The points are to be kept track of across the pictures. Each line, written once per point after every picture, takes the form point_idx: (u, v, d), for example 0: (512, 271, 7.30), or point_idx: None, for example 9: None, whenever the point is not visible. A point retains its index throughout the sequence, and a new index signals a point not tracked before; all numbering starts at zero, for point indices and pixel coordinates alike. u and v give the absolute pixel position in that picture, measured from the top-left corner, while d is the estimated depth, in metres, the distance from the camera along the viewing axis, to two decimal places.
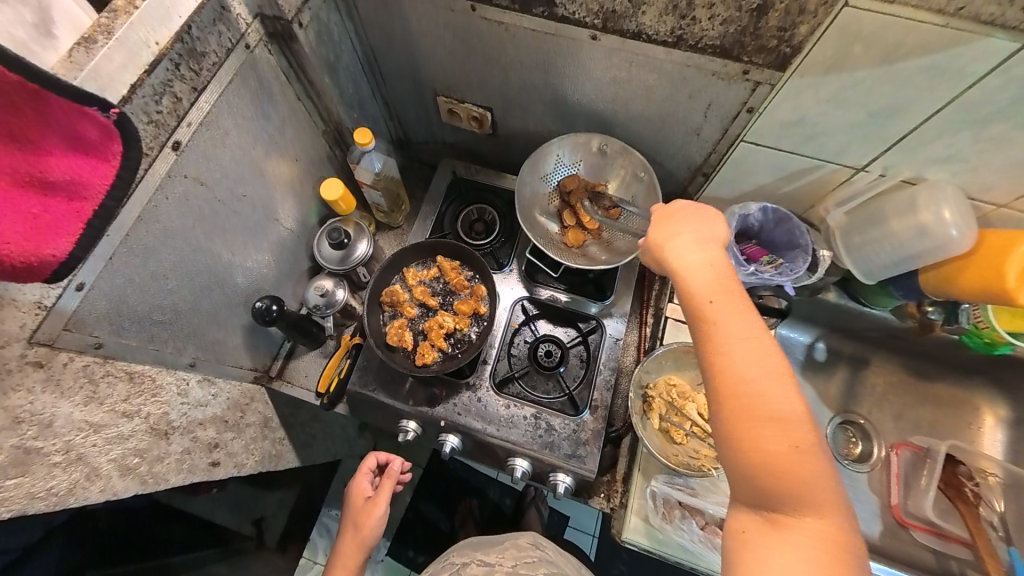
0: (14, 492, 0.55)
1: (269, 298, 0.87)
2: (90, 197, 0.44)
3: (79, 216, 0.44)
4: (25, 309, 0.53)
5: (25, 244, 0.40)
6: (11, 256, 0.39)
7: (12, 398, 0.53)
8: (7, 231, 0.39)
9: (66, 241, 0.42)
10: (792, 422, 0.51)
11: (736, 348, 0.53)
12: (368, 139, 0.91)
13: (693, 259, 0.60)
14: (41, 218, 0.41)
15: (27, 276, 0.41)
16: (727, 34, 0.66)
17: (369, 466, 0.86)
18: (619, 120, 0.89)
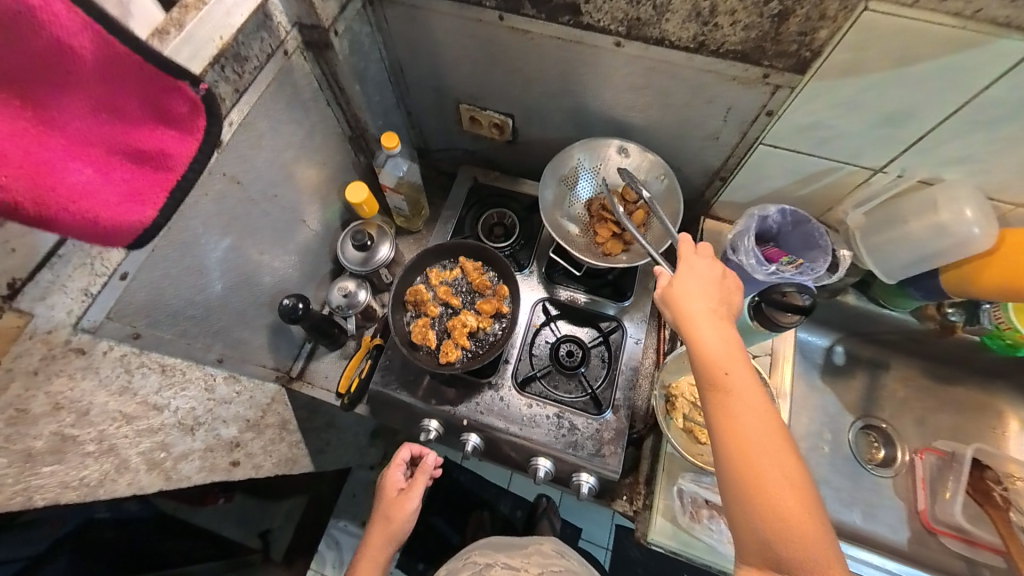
0: (50, 480, 0.55)
1: (295, 297, 0.88)
2: (175, 168, 0.46)
3: (163, 185, 0.45)
4: (72, 296, 0.55)
5: (116, 209, 0.41)
6: (104, 222, 0.41)
7: (53, 384, 0.54)
8: (103, 196, 0.40)
9: (150, 208, 0.44)
10: (795, 484, 0.52)
11: (743, 412, 0.55)
12: (395, 143, 0.93)
13: (705, 326, 0.60)
14: (132, 186, 0.43)
15: (113, 242, 0.43)
16: (748, 39, 0.69)
17: (401, 458, 0.85)
18: (640, 126, 0.91)
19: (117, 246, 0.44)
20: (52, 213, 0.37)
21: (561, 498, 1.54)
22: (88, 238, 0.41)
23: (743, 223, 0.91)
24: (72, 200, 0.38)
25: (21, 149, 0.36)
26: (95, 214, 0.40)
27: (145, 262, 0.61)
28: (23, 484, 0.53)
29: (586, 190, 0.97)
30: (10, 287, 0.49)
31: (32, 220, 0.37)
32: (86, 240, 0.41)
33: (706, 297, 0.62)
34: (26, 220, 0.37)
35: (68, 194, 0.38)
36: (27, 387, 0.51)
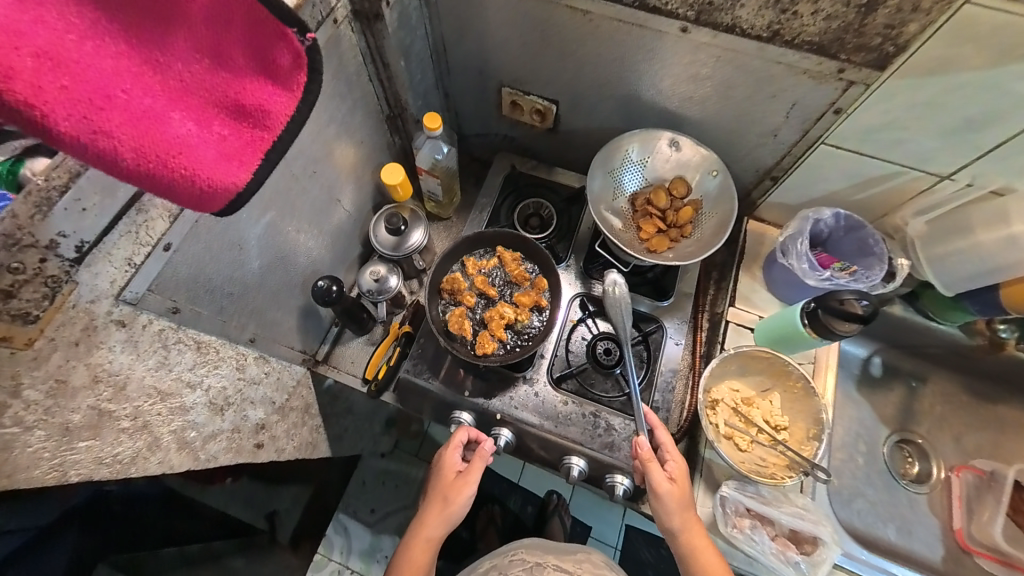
0: (85, 455, 0.53)
1: (329, 279, 0.85)
2: (271, 128, 0.44)
3: (259, 146, 0.43)
4: (116, 265, 0.52)
5: (213, 167, 0.39)
6: (198, 180, 0.38)
7: (93, 356, 0.51)
8: (200, 152, 0.38)
9: (244, 169, 0.42)
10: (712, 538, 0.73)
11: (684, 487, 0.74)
12: (437, 124, 0.89)
13: (682, 483, 0.73)
14: (229, 145, 0.41)
15: (206, 205, 0.40)
16: (828, 30, 0.65)
17: (459, 441, 0.82)
18: (695, 119, 0.87)
19: (209, 210, 0.41)
20: (150, 166, 0.35)
21: (573, 496, 1.53)
22: (180, 199, 0.39)
23: (794, 226, 0.88)
24: (169, 153, 0.36)
25: (132, 95, 0.35)
26: (191, 171, 0.38)
27: (190, 233, 0.58)
28: (60, 459, 0.51)
29: (632, 183, 0.94)
30: (78, 251, 0.48)
31: (127, 175, 0.35)
32: (177, 200, 0.39)
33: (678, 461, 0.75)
34: (124, 174, 0.35)
35: (167, 147, 0.36)
36: (68, 359, 0.49)
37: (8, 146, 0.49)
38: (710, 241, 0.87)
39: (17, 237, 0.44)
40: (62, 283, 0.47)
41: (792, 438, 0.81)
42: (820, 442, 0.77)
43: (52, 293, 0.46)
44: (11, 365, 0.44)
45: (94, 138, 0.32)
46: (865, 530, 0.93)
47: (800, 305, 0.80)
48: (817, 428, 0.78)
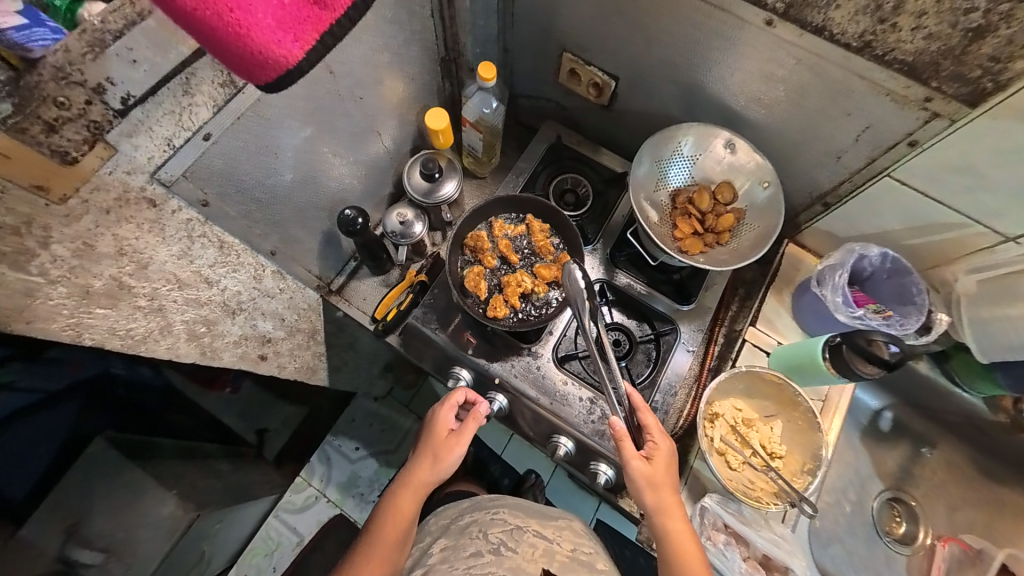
0: (98, 322, 0.56)
1: (357, 210, 0.85)
2: (334, 9, 0.40)
3: (318, 24, 0.40)
4: (156, 142, 0.53)
5: (267, 34, 0.38)
6: (250, 42, 0.38)
7: (122, 228, 0.53)
8: (257, 13, 0.37)
9: (298, 46, 0.40)
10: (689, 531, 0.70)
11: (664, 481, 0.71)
12: (491, 76, 0.86)
13: (665, 467, 0.72)
14: (287, 13, 0.38)
15: (254, 75, 0.40)
16: (925, 52, 0.60)
17: (456, 401, 0.84)
18: (757, 123, 0.82)
19: (257, 81, 0.41)
20: (205, 13, 0.36)
21: (551, 478, 1.55)
22: (231, 61, 0.40)
23: (836, 256, 0.84)
24: (225, 5, 0.36)
25: None
26: (244, 30, 0.37)
27: (231, 128, 0.58)
28: (77, 318, 0.53)
29: (678, 178, 0.90)
30: (122, 103, 0.50)
31: (185, 16, 0.36)
32: (228, 61, 0.40)
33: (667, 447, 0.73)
34: (182, 15, 0.36)
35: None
36: (97, 224, 0.50)
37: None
38: (748, 253, 0.84)
39: (67, 72, 0.46)
40: (101, 130, 0.49)
41: (786, 468, 0.79)
42: (814, 478, 0.76)
43: (91, 139, 0.48)
44: (44, 216, 0.46)
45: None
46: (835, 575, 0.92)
47: (825, 337, 0.77)
48: (813, 463, 0.77)
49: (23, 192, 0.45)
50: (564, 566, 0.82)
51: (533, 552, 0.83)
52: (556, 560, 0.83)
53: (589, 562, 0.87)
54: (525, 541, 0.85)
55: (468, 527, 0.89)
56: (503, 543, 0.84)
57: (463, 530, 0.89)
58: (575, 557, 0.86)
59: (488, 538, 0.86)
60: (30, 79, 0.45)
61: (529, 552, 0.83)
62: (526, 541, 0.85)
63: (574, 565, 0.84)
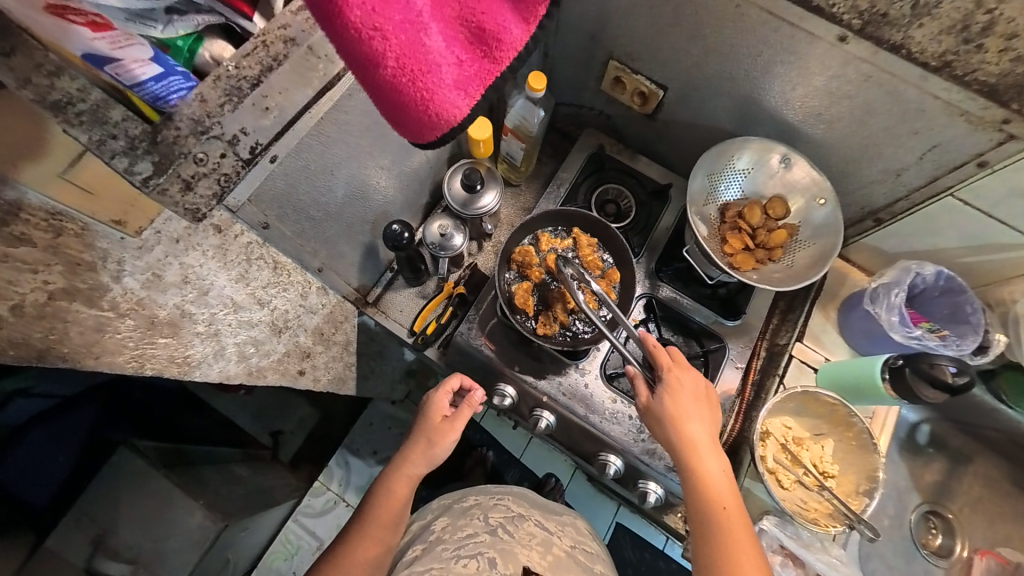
0: (162, 352, 0.55)
1: (403, 224, 0.84)
2: (500, 61, 0.42)
3: (485, 79, 0.42)
4: (228, 169, 0.50)
5: (447, 94, 0.39)
6: (432, 104, 0.39)
7: (187, 256, 0.58)
8: (442, 73, 0.38)
9: (467, 102, 0.41)
10: (722, 482, 0.66)
11: (692, 427, 0.68)
12: (542, 86, 0.84)
13: (688, 402, 0.69)
14: (463, 72, 0.41)
15: (425, 134, 0.41)
16: (1009, 74, 0.57)
17: (452, 386, 0.83)
18: (814, 138, 0.80)
19: (422, 140, 0.42)
20: (402, 79, 0.37)
21: (570, 482, 1.43)
22: (406, 123, 0.40)
23: (892, 275, 0.84)
24: (421, 69, 0.37)
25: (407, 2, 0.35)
26: (430, 93, 0.38)
27: (296, 148, 0.57)
28: (141, 350, 0.53)
29: (730, 192, 0.89)
30: (250, 152, 0.51)
31: (380, 83, 0.37)
32: (404, 123, 0.40)
33: (693, 384, 0.71)
34: (379, 82, 0.37)
35: (420, 62, 0.37)
36: (167, 252, 0.56)
37: (192, 19, 0.48)
38: (803, 271, 0.84)
39: (206, 125, 0.46)
40: (230, 183, 0.51)
41: (838, 488, 0.80)
42: (871, 500, 0.76)
43: (220, 193, 0.51)
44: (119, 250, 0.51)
45: (372, 39, 0.34)
46: None
47: (883, 358, 0.78)
48: (869, 484, 0.77)
49: (102, 226, 0.53)
50: (558, 561, 0.76)
51: (530, 540, 0.78)
52: (553, 553, 0.77)
53: (587, 563, 0.80)
54: (524, 528, 0.80)
55: (468, 509, 0.84)
56: (501, 526, 0.79)
57: (464, 511, 0.84)
58: (573, 555, 0.79)
59: (486, 520, 0.80)
60: (168, 133, 0.46)
61: (526, 539, 0.78)
62: (524, 529, 0.80)
63: (570, 563, 0.77)
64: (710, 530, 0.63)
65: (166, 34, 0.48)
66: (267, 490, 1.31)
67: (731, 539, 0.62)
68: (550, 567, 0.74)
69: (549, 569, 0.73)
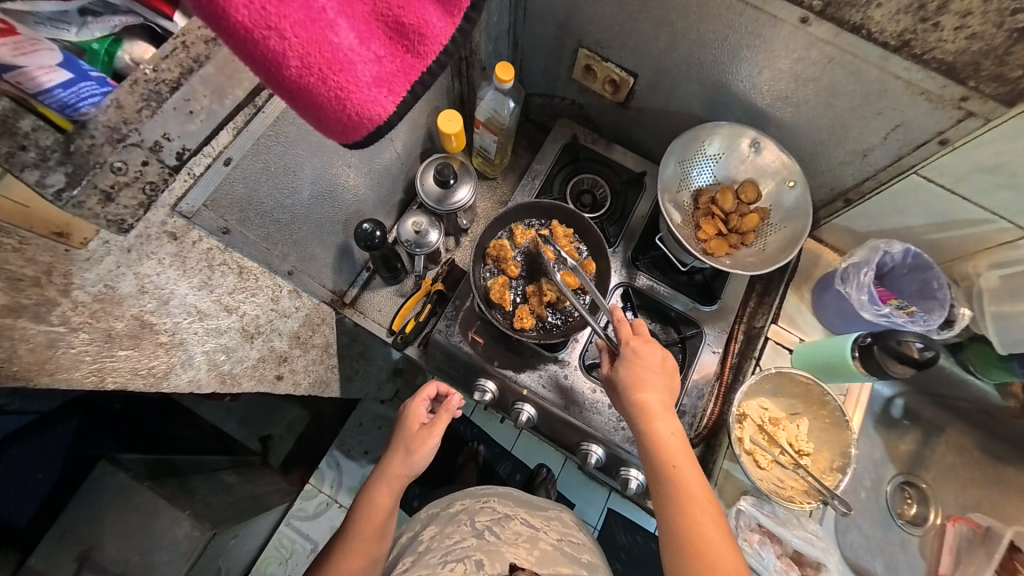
0: (122, 364, 0.53)
1: (375, 223, 0.83)
2: (425, 56, 0.39)
3: (409, 75, 0.40)
4: (152, 174, 0.47)
5: (366, 93, 0.37)
6: (349, 103, 0.37)
7: (143, 266, 0.51)
8: (358, 72, 0.36)
9: (392, 100, 0.39)
10: (675, 445, 0.64)
11: (646, 392, 0.67)
12: (510, 77, 0.83)
13: (641, 369, 0.69)
14: (384, 69, 0.38)
15: (349, 134, 0.39)
16: (965, 52, 0.57)
17: (429, 393, 0.87)
18: (782, 121, 0.81)
19: (349, 140, 0.41)
20: (309, 79, 0.35)
21: (561, 471, 1.44)
22: (327, 125, 0.39)
23: (861, 254, 0.86)
24: (330, 68, 0.35)
25: None
26: (346, 92, 0.36)
27: (252, 151, 0.56)
28: (100, 363, 0.51)
29: (702, 178, 0.89)
30: (177, 158, 0.49)
31: (287, 83, 0.35)
32: (324, 125, 0.39)
33: (650, 352, 0.70)
34: (285, 83, 0.35)
35: (328, 60, 0.35)
36: (119, 263, 0.49)
37: (107, 20, 0.48)
38: (777, 255, 0.84)
39: (122, 132, 0.43)
40: (157, 191, 0.48)
41: (814, 466, 0.81)
42: (844, 475, 0.77)
43: (147, 203, 0.48)
44: (64, 263, 0.45)
45: (265, 38, 0.32)
46: (855, 562, 0.92)
47: (853, 337, 0.79)
48: (842, 460, 0.79)
49: (42, 240, 0.43)
50: (546, 554, 0.76)
51: (516, 538, 0.77)
52: (539, 548, 0.77)
53: (575, 553, 0.81)
54: (510, 528, 0.80)
55: (456, 515, 0.84)
56: (487, 529, 0.79)
57: (451, 517, 0.84)
58: (560, 547, 0.80)
59: (473, 525, 0.80)
60: (78, 143, 0.42)
61: (512, 538, 0.77)
62: (511, 529, 0.80)
63: (557, 554, 0.77)
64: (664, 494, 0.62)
65: (81, 37, 0.47)
66: (259, 495, 1.30)
67: (682, 501, 0.61)
68: (537, 560, 0.73)
69: (534, 563, 0.73)
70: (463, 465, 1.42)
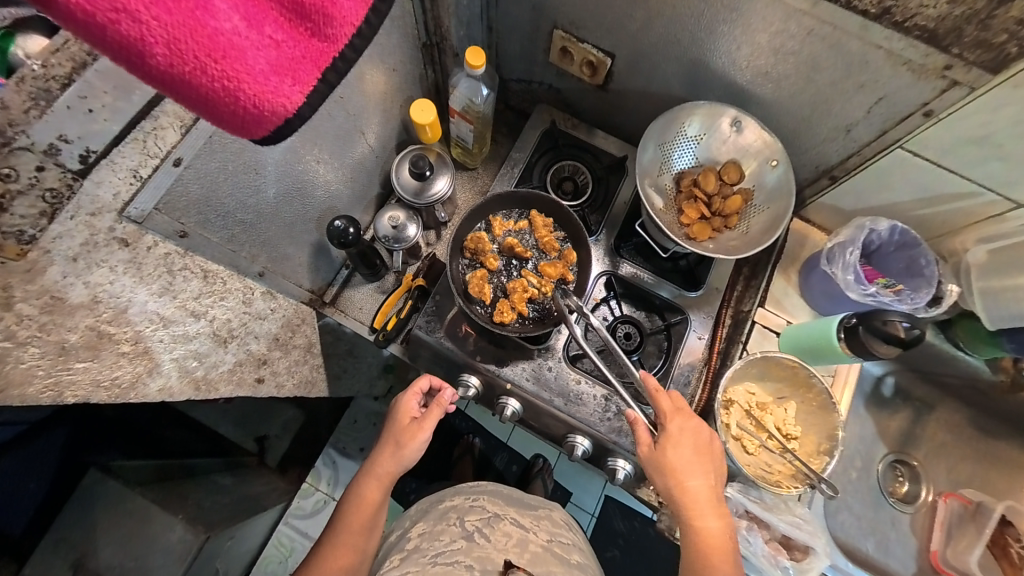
0: (82, 376, 0.52)
1: (348, 220, 0.80)
2: (335, 40, 0.37)
3: (317, 60, 0.37)
4: (53, 179, 0.48)
5: (263, 83, 0.35)
6: (242, 95, 0.35)
7: (93, 275, 0.50)
8: (249, 60, 0.34)
9: (298, 90, 0.37)
10: (720, 540, 0.65)
11: (692, 481, 0.66)
12: (481, 63, 0.80)
13: (688, 456, 0.66)
14: (283, 55, 0.36)
15: (251, 129, 0.37)
16: (947, 17, 0.55)
17: (422, 387, 0.85)
18: (763, 98, 0.78)
19: (252, 134, 0.38)
20: (184, 68, 0.32)
21: (557, 461, 1.43)
22: (221, 119, 0.36)
23: (847, 233, 0.84)
24: (211, 55, 0.32)
25: None
26: (234, 82, 0.34)
27: (205, 149, 0.56)
28: (55, 376, 0.50)
29: (683, 161, 0.87)
30: (82, 161, 0.50)
31: (157, 74, 0.32)
32: (218, 118, 0.36)
33: (691, 433, 0.68)
34: (154, 73, 0.32)
35: (208, 47, 0.32)
36: (64, 274, 0.48)
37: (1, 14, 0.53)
38: (763, 238, 0.82)
39: (10, 136, 0.46)
40: (60, 197, 0.48)
41: (802, 449, 0.81)
42: (830, 458, 0.77)
43: (49, 211, 0.48)
44: (3, 275, 0.45)
45: (116, 24, 0.29)
46: (846, 540, 0.92)
47: (838, 318, 0.78)
48: (828, 443, 0.78)
49: None
50: (536, 556, 0.76)
51: (507, 541, 0.77)
52: (530, 549, 0.77)
53: (565, 554, 0.80)
54: (500, 529, 0.79)
55: (446, 513, 0.83)
56: (477, 531, 0.78)
57: (441, 515, 0.83)
58: (550, 548, 0.80)
59: (462, 525, 0.80)
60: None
61: (502, 541, 0.77)
62: (501, 529, 0.79)
63: (547, 556, 0.78)
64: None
65: None
66: (255, 496, 1.29)
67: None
68: (529, 561, 0.74)
69: (527, 565, 0.74)
70: (459, 458, 1.41)
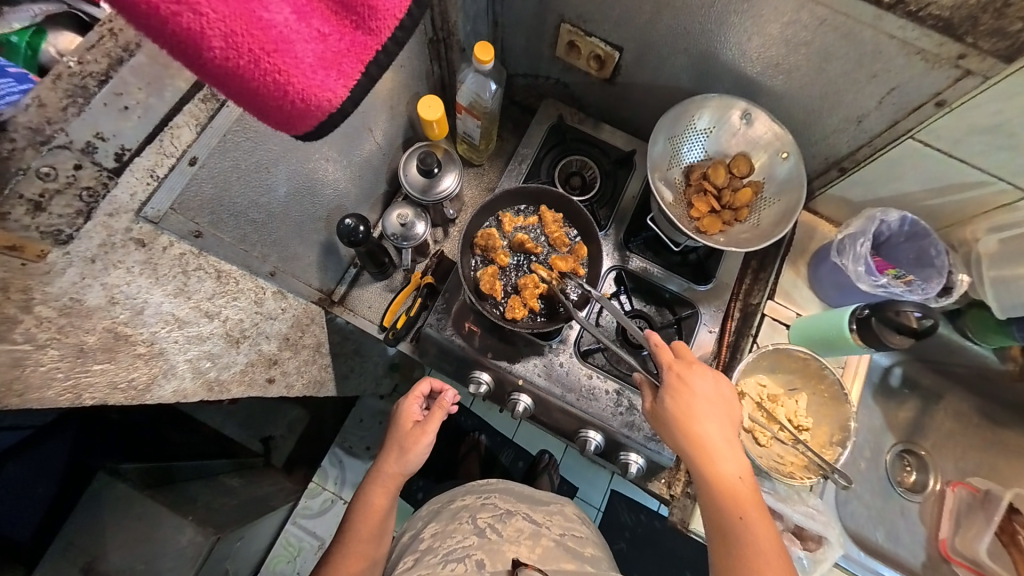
0: (99, 378, 0.51)
1: (357, 218, 0.80)
2: (379, 32, 0.36)
3: (361, 53, 0.37)
4: (86, 180, 0.46)
5: (310, 77, 0.35)
6: (291, 89, 0.35)
7: (110, 276, 0.49)
8: (298, 52, 0.34)
9: (342, 84, 0.37)
10: (739, 487, 0.61)
11: (702, 426, 0.64)
12: (489, 57, 0.79)
13: (697, 400, 0.65)
14: (329, 48, 0.36)
15: (296, 124, 0.37)
16: (963, 5, 0.55)
17: (422, 390, 0.85)
18: (772, 89, 0.78)
19: (296, 130, 0.38)
20: (238, 61, 0.32)
21: (563, 457, 1.44)
22: (269, 115, 0.36)
23: (857, 224, 0.84)
24: (263, 48, 0.32)
25: None
26: (284, 76, 0.34)
27: (218, 148, 0.55)
28: (74, 380, 0.49)
29: (692, 154, 0.87)
30: (117, 159, 0.48)
31: (212, 67, 0.32)
32: (265, 114, 0.36)
33: (701, 380, 0.66)
34: (210, 67, 0.32)
35: (260, 39, 0.32)
36: (83, 275, 0.47)
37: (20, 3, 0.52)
38: (775, 231, 0.81)
39: (46, 133, 0.44)
40: (97, 197, 0.47)
41: (814, 441, 0.81)
42: (844, 449, 0.77)
43: (86, 210, 0.46)
44: (23, 278, 0.43)
45: (178, 15, 0.29)
46: (856, 530, 0.92)
47: (851, 310, 0.78)
48: (841, 434, 0.79)
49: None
50: (548, 551, 0.75)
51: (518, 535, 0.77)
52: (542, 544, 0.77)
53: (578, 548, 0.80)
54: (512, 524, 0.79)
55: (458, 512, 0.83)
56: (489, 527, 0.78)
57: (453, 514, 0.83)
58: (562, 543, 0.79)
59: (474, 523, 0.80)
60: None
61: (514, 535, 0.77)
62: (513, 525, 0.79)
63: (559, 551, 0.77)
64: (728, 538, 0.59)
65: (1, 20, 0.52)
66: (263, 497, 1.27)
67: (751, 540, 0.58)
68: (539, 558, 0.73)
69: (537, 561, 0.73)
70: (466, 456, 1.41)
